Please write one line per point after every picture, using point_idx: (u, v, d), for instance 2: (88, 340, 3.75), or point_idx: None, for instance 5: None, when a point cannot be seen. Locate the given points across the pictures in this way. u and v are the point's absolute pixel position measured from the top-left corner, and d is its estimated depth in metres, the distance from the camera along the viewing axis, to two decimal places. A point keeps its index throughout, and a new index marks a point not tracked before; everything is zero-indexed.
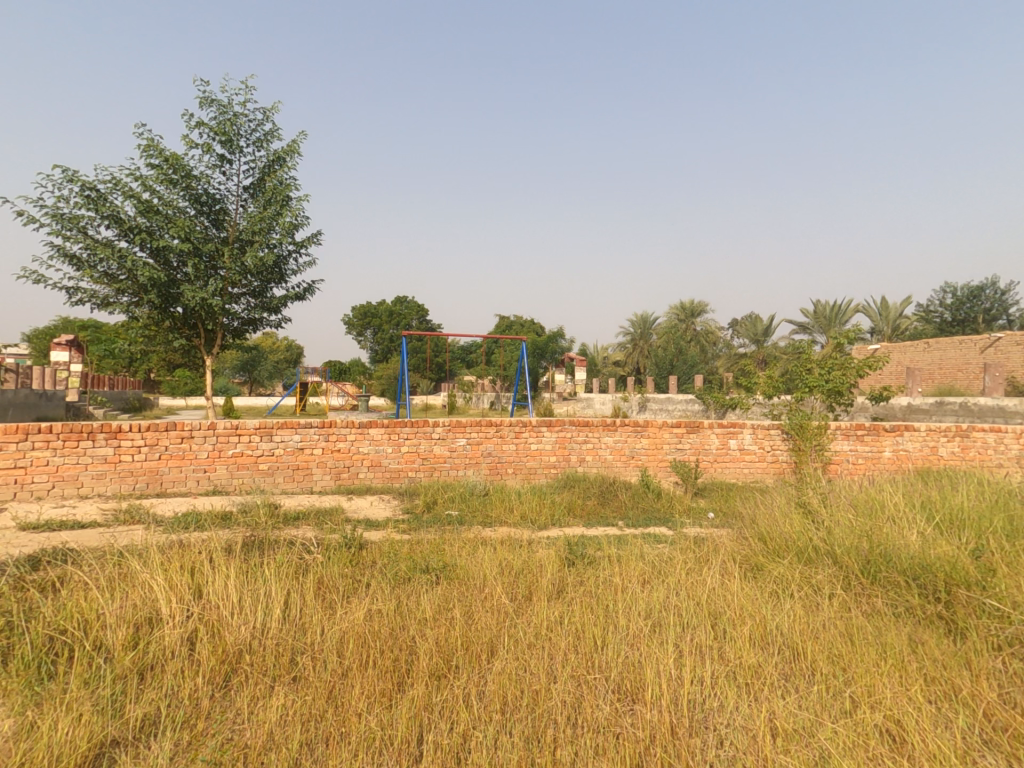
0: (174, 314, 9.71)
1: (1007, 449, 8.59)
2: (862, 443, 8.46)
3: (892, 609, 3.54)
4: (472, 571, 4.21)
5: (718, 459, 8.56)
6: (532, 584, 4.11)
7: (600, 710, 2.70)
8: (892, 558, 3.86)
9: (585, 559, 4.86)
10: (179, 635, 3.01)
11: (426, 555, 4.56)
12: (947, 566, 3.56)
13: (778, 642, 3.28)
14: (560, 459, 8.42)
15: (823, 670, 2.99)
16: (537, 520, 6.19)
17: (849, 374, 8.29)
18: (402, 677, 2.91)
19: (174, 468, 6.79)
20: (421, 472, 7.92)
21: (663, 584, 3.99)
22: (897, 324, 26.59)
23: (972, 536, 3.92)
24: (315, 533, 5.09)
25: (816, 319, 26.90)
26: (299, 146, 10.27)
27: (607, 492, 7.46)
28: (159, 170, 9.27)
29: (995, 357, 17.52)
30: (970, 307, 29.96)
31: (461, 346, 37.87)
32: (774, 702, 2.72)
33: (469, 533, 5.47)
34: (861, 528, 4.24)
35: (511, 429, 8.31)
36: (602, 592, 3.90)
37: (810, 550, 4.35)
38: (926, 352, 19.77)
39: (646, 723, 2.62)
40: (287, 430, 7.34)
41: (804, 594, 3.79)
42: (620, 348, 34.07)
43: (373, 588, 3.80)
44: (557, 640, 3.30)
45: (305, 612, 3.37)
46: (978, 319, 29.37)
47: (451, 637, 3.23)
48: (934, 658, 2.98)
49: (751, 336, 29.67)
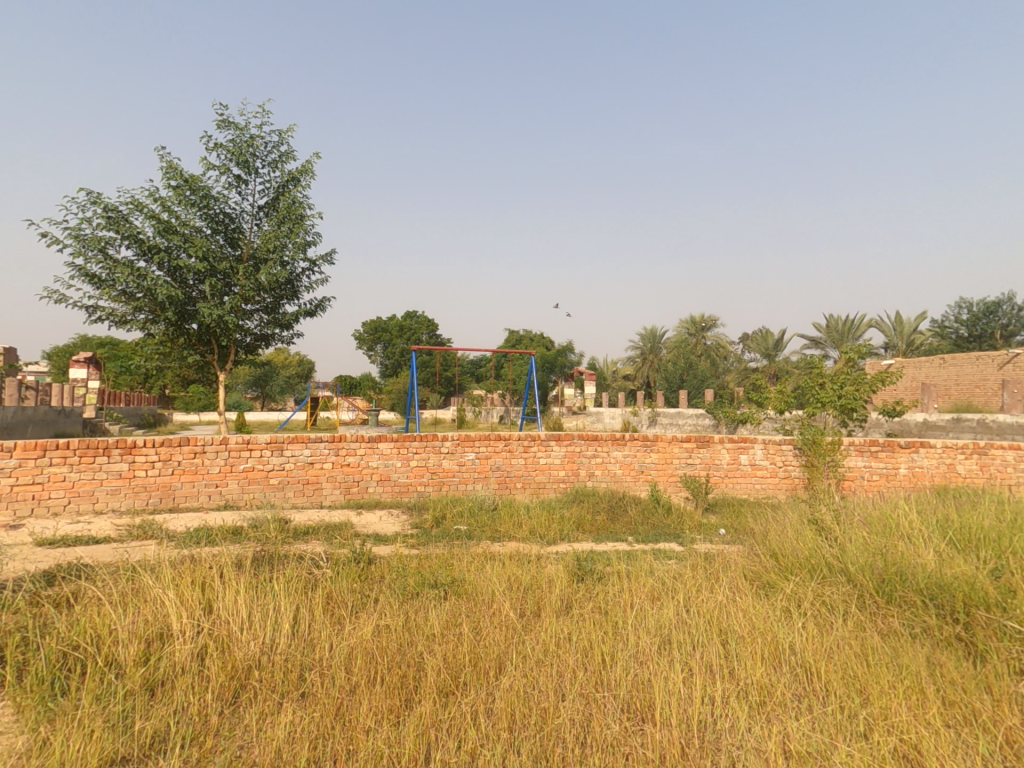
0: (189, 331, 9.88)
1: None
2: (876, 460, 8.34)
3: (908, 629, 3.47)
4: (480, 587, 4.20)
5: (729, 474, 8.48)
6: (541, 600, 4.11)
7: (609, 729, 2.68)
8: (907, 577, 3.80)
9: (595, 575, 4.84)
10: (189, 650, 3.02)
11: (434, 570, 4.57)
12: (965, 586, 3.49)
13: (790, 662, 3.23)
14: (569, 473, 8.41)
15: (837, 692, 2.94)
16: (546, 536, 6.15)
17: (862, 390, 8.20)
18: (410, 694, 2.90)
19: (187, 483, 6.87)
20: (430, 486, 7.93)
21: (673, 601, 3.96)
22: (912, 339, 26.33)
23: (991, 557, 3.84)
24: (324, 548, 5.11)
25: (829, 333, 26.66)
26: (313, 167, 10.46)
27: (616, 507, 7.40)
28: (178, 191, 9.50)
29: (1014, 373, 17.31)
30: (987, 323, 29.57)
31: (470, 362, 38.29)
32: (787, 723, 2.68)
33: (478, 548, 5.45)
34: (875, 546, 4.19)
35: (520, 443, 8.31)
36: (610, 610, 3.89)
37: (823, 568, 4.30)
38: (941, 368, 19.49)
39: (656, 744, 2.58)
40: (297, 445, 7.39)
41: (817, 614, 3.74)
42: (629, 362, 33.86)
43: (382, 603, 3.81)
44: (565, 657, 3.29)
45: (314, 628, 3.39)
46: (995, 335, 28.97)
47: (459, 653, 3.23)
48: (953, 680, 2.92)
49: (761, 351, 29.53)
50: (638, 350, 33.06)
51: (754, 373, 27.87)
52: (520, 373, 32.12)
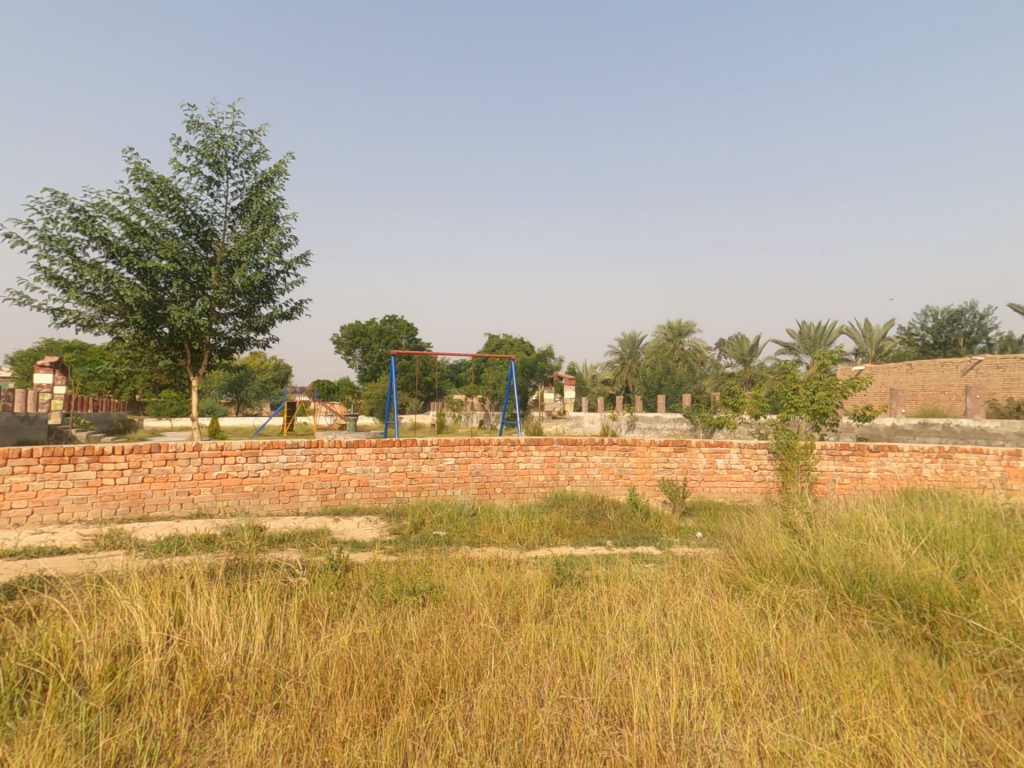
0: (161, 334, 9.65)
1: (990, 470, 8.55)
2: (847, 464, 8.55)
3: (877, 629, 3.55)
4: (459, 592, 4.20)
5: (706, 478, 8.60)
6: (519, 605, 4.12)
7: (587, 734, 2.69)
8: (877, 578, 3.91)
9: (574, 580, 4.85)
10: (158, 663, 2.94)
11: (412, 576, 4.53)
12: (931, 587, 3.61)
13: (765, 663, 3.29)
14: (549, 477, 8.44)
15: (810, 692, 3.00)
16: (525, 541, 6.16)
17: (834, 396, 8.40)
18: (387, 703, 2.87)
19: (158, 490, 6.70)
20: (409, 491, 7.88)
21: (651, 604, 4.02)
22: (881, 346, 27.06)
23: (956, 557, 3.97)
24: (300, 555, 5.04)
25: (802, 340, 27.26)
26: (287, 167, 10.33)
27: (595, 512, 7.44)
28: (148, 192, 9.29)
29: (976, 379, 17.85)
30: (952, 330, 30.58)
31: (450, 367, 38.21)
32: (762, 724, 2.73)
33: (457, 554, 5.43)
34: (847, 549, 4.30)
35: (499, 448, 8.31)
36: (590, 614, 3.92)
37: (796, 569, 4.39)
38: (909, 373, 20.01)
39: (633, 748, 2.60)
40: (273, 451, 7.27)
41: (790, 615, 3.81)
42: (609, 367, 34.13)
43: (359, 610, 3.77)
44: (544, 663, 3.30)
45: (288, 637, 3.33)
46: (960, 343, 29.92)
47: (438, 661, 3.21)
48: (919, 679, 2.99)
49: (737, 356, 30.00)
50: (617, 355, 33.37)
51: (729, 377, 28.32)
52: (500, 377, 32.13)
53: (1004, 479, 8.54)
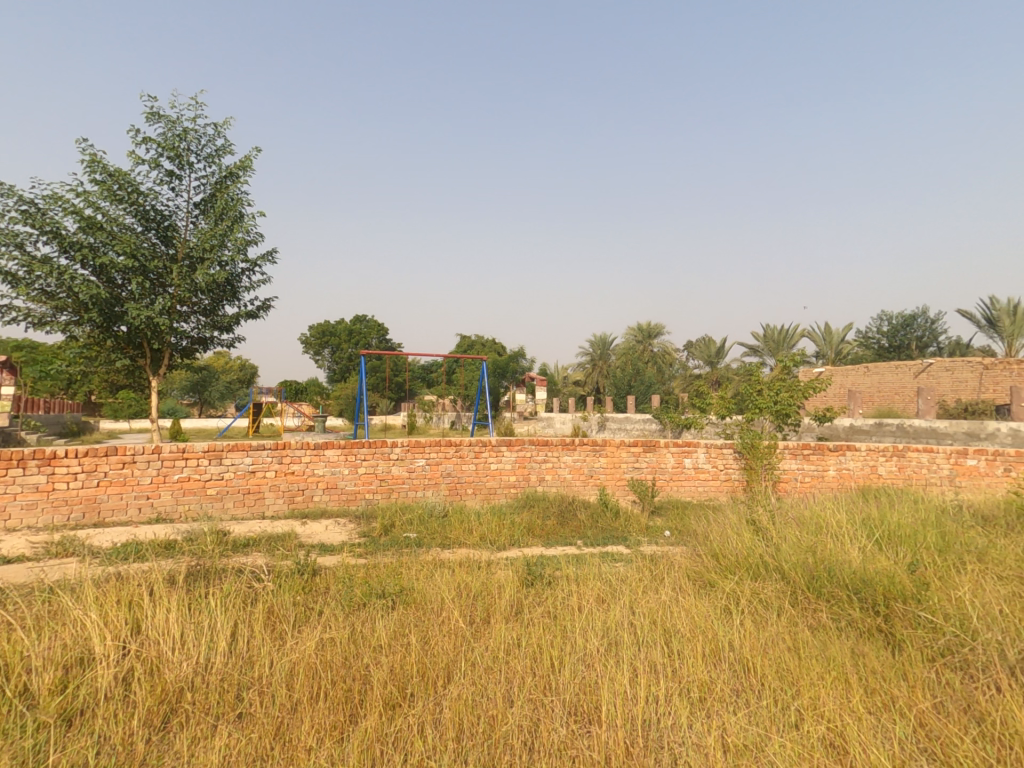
0: (118, 333, 9.30)
1: (939, 468, 8.91)
2: (808, 463, 8.83)
3: (835, 622, 3.68)
4: (429, 594, 4.18)
5: (674, 477, 8.76)
6: (490, 605, 4.12)
7: (555, 733, 2.71)
8: (835, 573, 4.06)
9: (544, 580, 4.88)
10: (113, 674, 2.84)
11: (382, 579, 4.48)
12: (885, 581, 3.77)
13: (729, 658, 3.37)
14: (520, 478, 8.46)
15: (772, 685, 3.09)
16: (497, 542, 6.16)
17: (796, 396, 8.66)
18: (355, 708, 2.83)
19: (114, 495, 6.45)
20: (379, 493, 7.79)
21: (620, 603, 4.09)
22: (840, 349, 28.04)
23: (908, 552, 4.15)
24: (266, 560, 4.92)
25: (766, 343, 28.02)
26: (252, 162, 10.09)
27: (566, 512, 7.49)
28: (104, 185, 8.95)
29: (927, 382, 18.67)
30: (906, 334, 31.90)
31: (421, 367, 37.92)
32: (726, 718, 2.79)
33: (427, 556, 5.40)
34: (807, 546, 4.45)
35: (471, 449, 8.30)
36: (560, 613, 3.96)
37: (759, 566, 4.52)
38: (866, 375, 20.79)
39: (602, 745, 2.63)
40: (238, 453, 7.09)
41: (754, 610, 3.92)
42: (580, 367, 34.43)
43: (327, 615, 3.71)
44: (514, 663, 3.31)
45: (253, 644, 3.26)
46: (913, 347, 31.20)
47: (407, 664, 3.19)
48: (874, 669, 3.12)
49: (705, 358, 30.63)
50: (589, 356, 33.67)
51: (697, 379, 28.91)
52: (472, 377, 32.04)
53: (952, 476, 8.91)
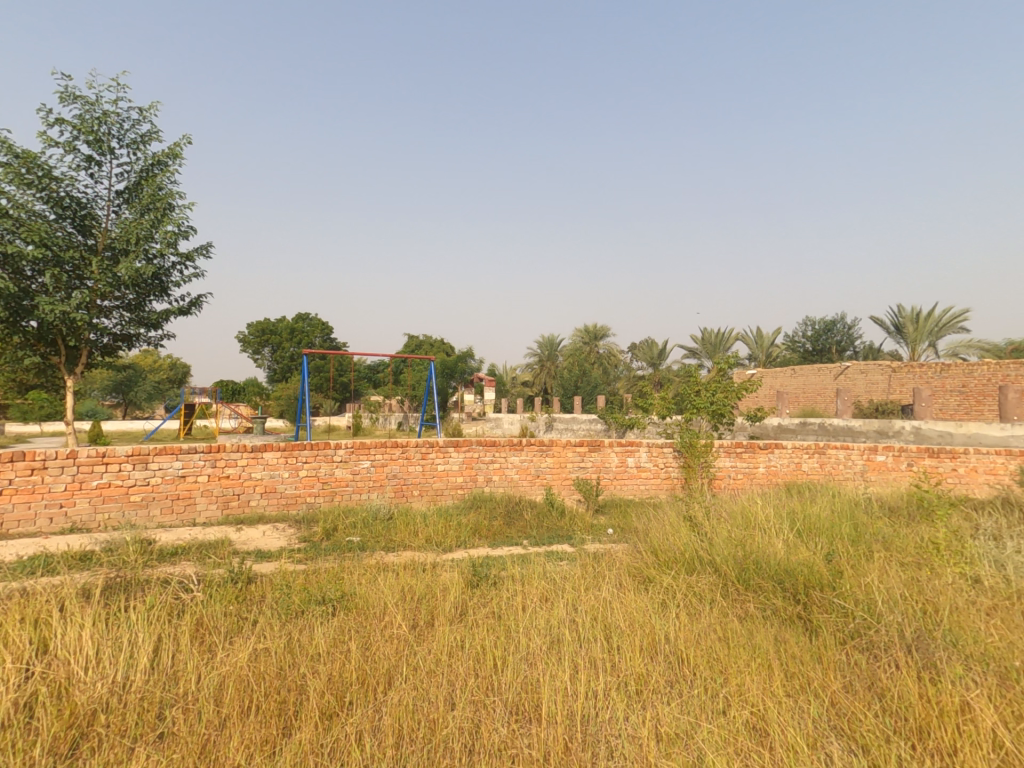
0: (28, 328, 8.61)
1: (854, 464, 9.52)
2: (741, 460, 9.26)
3: (761, 611, 3.88)
4: (372, 599, 4.11)
5: (617, 476, 8.98)
6: (434, 608, 4.09)
7: (496, 733, 2.73)
8: (762, 565, 4.28)
9: (490, 581, 4.89)
10: (15, 700, 2.63)
11: (322, 585, 4.36)
12: (805, 571, 4.01)
13: (665, 651, 3.49)
14: (467, 479, 8.45)
15: (703, 674, 3.22)
16: (443, 543, 6.11)
17: (730, 397, 9.11)
18: (289, 721, 2.74)
19: (22, 504, 5.97)
20: (321, 497, 7.57)
21: (563, 601, 4.16)
22: (770, 351, 29.62)
23: (826, 542, 4.43)
24: (195, 569, 4.69)
25: (704, 344, 29.18)
26: (182, 150, 9.60)
27: (513, 512, 7.54)
28: (10, 169, 8.26)
29: (845, 383, 20.02)
30: (827, 338, 34.05)
31: (367, 367, 37.18)
32: (660, 709, 2.89)
33: (371, 560, 5.29)
34: (738, 540, 4.67)
35: (417, 450, 8.21)
36: (504, 614, 3.98)
37: (695, 560, 4.70)
38: (793, 377, 22.06)
39: (541, 743, 2.66)
40: (165, 457, 6.71)
41: (688, 603, 4.08)
42: (528, 368, 34.73)
43: (261, 625, 3.58)
44: (456, 665, 3.30)
45: (178, 659, 3.10)
46: (832, 351, 33.38)
47: (346, 672, 3.12)
48: (794, 654, 3.31)
49: (647, 359, 31.58)
50: (537, 357, 33.98)
51: (639, 380, 29.76)
52: (420, 377, 31.69)
53: (865, 471, 9.54)
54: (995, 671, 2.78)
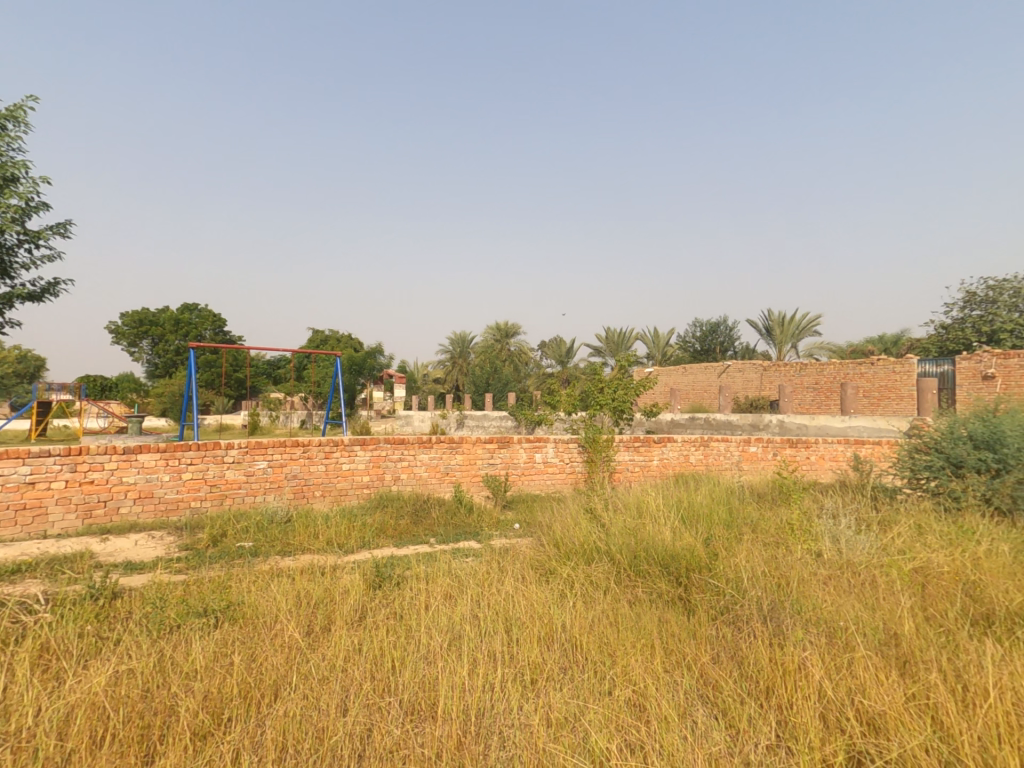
0: None
1: (731, 455, 10.36)
2: (638, 453, 9.78)
3: (648, 595, 4.11)
4: (262, 608, 3.87)
5: (525, 472, 9.15)
6: (332, 612, 3.94)
7: (389, 735, 2.67)
8: (651, 551, 4.55)
9: (393, 581, 4.78)
10: None
11: (204, 596, 4.04)
12: (687, 555, 4.31)
13: (561, 639, 3.60)
14: (374, 478, 8.22)
15: (593, 659, 3.35)
16: (344, 545, 5.90)
17: (629, 394, 9.82)
18: (153, 747, 2.51)
19: None
20: (209, 501, 7.06)
21: (465, 597, 4.16)
22: (666, 351, 31.59)
23: (708, 528, 4.79)
24: (46, 588, 4.18)
25: (608, 344, 30.51)
26: (26, 113, 8.50)
27: (420, 511, 7.44)
28: None
29: (726, 381, 21.80)
30: (711, 339, 36.87)
31: (268, 363, 35.14)
32: (551, 695, 2.97)
33: (263, 566, 5.00)
34: (632, 530, 4.93)
35: (320, 449, 7.87)
36: (406, 614, 3.91)
37: (592, 550, 4.90)
38: (684, 375, 23.69)
39: (434, 740, 2.64)
40: (10, 462, 5.94)
41: (585, 592, 4.24)
42: (440, 366, 34.47)
43: (127, 644, 3.25)
44: (352, 670, 3.19)
45: (16, 694, 2.74)
46: (716, 351, 36.29)
47: (227, 687, 2.92)
48: (674, 633, 3.53)
49: (556, 357, 32.50)
50: (448, 354, 33.85)
51: (548, 377, 30.55)
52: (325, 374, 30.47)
53: (739, 462, 10.40)
54: (824, 631, 3.13)
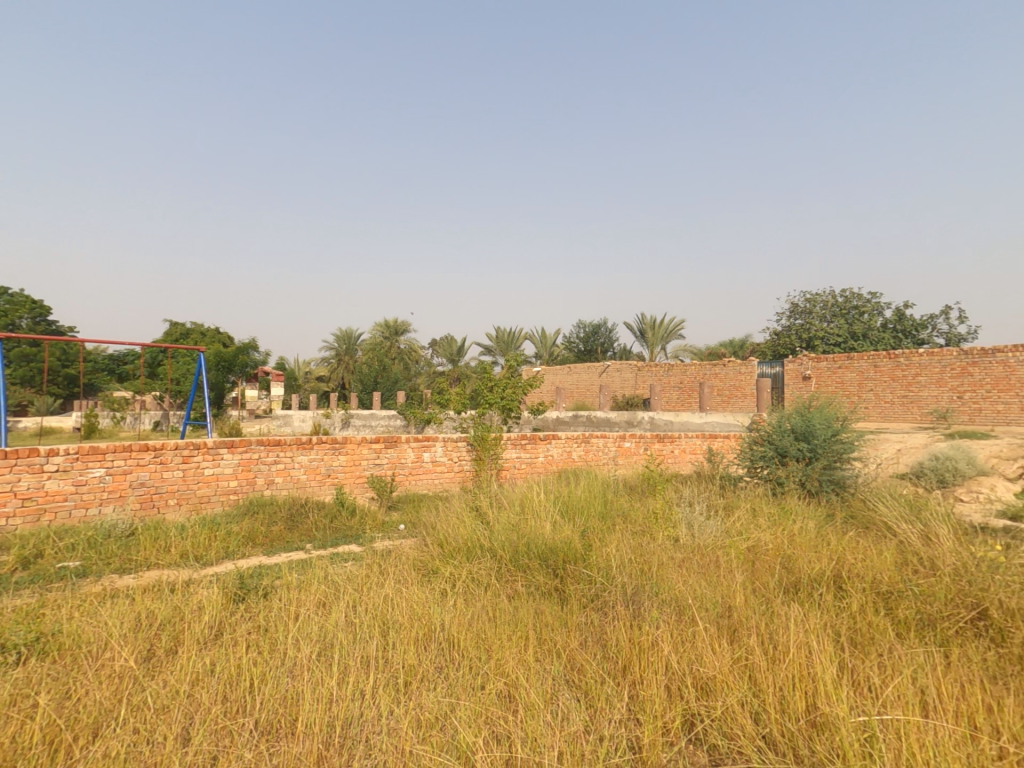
0: None
1: (609, 450, 10.92)
2: (525, 451, 10.00)
3: (526, 588, 4.16)
4: (88, 637, 3.35)
5: (413, 471, 8.94)
6: (180, 633, 3.51)
7: (238, 761, 2.41)
8: (531, 545, 4.62)
9: (259, 592, 4.39)
10: None
11: (9, 628, 3.41)
12: (564, 547, 4.44)
13: (438, 639, 3.51)
14: (243, 483, 7.55)
15: (470, 656, 3.30)
16: (202, 557, 5.33)
17: (518, 393, 9.98)
18: None
19: None
20: (19, 517, 6.09)
21: (340, 604, 3.93)
22: (553, 351, 32.84)
23: (586, 521, 4.97)
24: None
25: (498, 344, 31.06)
26: None
27: (296, 516, 6.96)
28: None
29: (606, 381, 23.12)
30: (593, 339, 38.96)
31: None
32: (423, 696, 2.87)
33: (94, 587, 4.35)
34: (514, 526, 4.98)
35: (176, 453, 7.07)
36: (270, 627, 3.60)
37: (475, 548, 4.87)
38: (569, 374, 24.76)
39: (290, 759, 2.43)
40: None
41: (466, 589, 4.19)
42: (325, 363, 32.77)
43: None
44: (200, 693, 2.85)
45: None
46: (597, 352, 38.37)
47: (32, 731, 2.46)
48: (548, 623, 3.60)
49: (446, 356, 32.42)
50: (334, 351, 32.30)
51: (440, 376, 30.38)
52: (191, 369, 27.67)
53: (616, 457, 10.99)
54: (676, 610, 3.36)
